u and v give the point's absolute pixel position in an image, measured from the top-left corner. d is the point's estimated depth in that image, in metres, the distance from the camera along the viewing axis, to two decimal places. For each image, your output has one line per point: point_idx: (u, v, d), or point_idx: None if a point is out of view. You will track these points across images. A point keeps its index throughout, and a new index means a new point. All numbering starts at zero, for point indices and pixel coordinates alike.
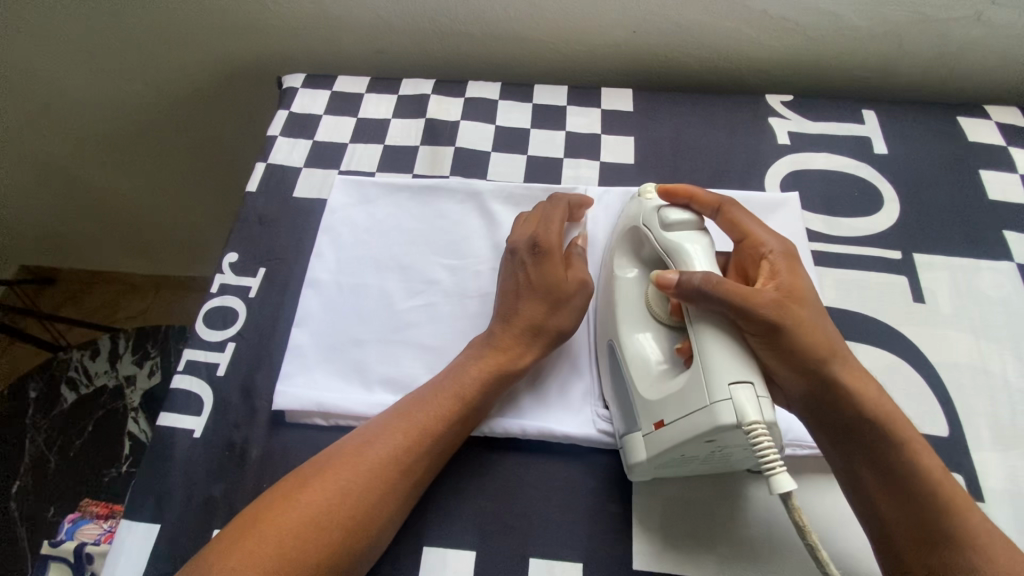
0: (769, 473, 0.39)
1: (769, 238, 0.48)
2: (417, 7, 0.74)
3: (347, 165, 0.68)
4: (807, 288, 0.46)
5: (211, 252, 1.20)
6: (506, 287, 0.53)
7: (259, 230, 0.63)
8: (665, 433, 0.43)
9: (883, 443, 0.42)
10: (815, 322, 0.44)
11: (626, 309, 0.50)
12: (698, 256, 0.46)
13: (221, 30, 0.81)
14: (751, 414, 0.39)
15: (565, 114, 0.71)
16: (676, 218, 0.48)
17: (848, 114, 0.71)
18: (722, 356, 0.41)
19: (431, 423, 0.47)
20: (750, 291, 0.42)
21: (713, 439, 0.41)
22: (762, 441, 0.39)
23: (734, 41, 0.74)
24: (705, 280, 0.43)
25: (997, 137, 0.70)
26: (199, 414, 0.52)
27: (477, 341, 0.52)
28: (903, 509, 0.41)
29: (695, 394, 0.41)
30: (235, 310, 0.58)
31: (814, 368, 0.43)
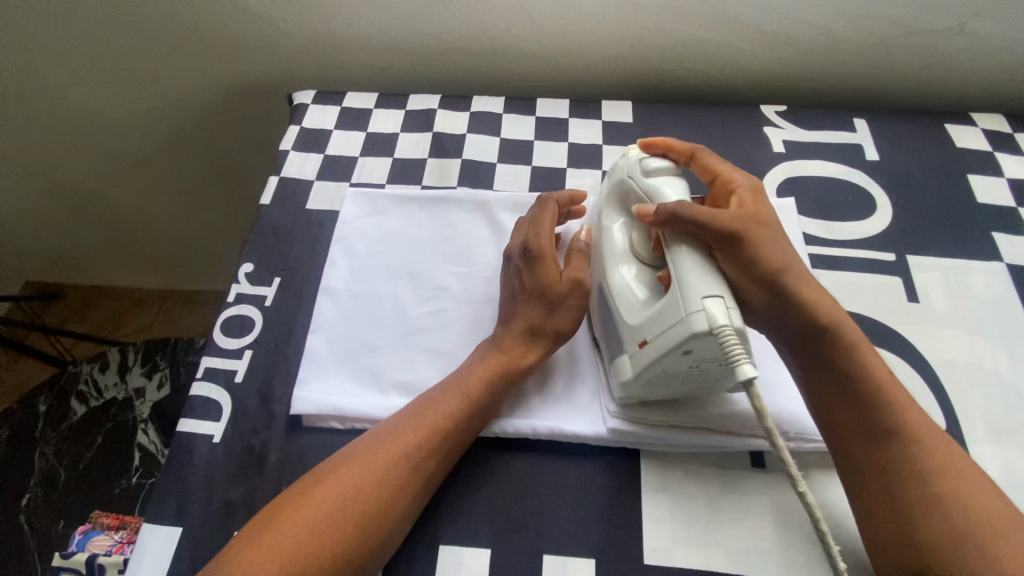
0: (734, 365, 0.41)
1: (735, 175, 0.54)
2: (424, 25, 0.77)
3: (358, 177, 0.70)
4: (769, 213, 0.51)
5: (218, 267, 1.22)
6: (507, 293, 0.56)
7: (273, 241, 0.65)
8: (648, 349, 0.45)
9: (839, 345, 0.47)
10: (774, 242, 0.49)
11: (609, 251, 0.53)
12: (673, 194, 0.51)
13: (232, 49, 0.84)
14: (721, 320, 0.42)
15: (567, 126, 0.74)
16: (656, 165, 0.54)
17: (840, 123, 0.74)
18: (693, 270, 0.45)
19: (441, 422, 0.49)
20: (713, 211, 0.48)
21: (690, 350, 0.43)
22: (732, 346, 0.41)
23: (730, 54, 0.76)
24: (677, 206, 0.48)
25: (983, 143, 0.73)
26: (218, 420, 0.54)
27: (484, 345, 0.54)
28: (854, 408, 0.46)
29: (672, 309, 0.44)
30: (251, 318, 0.59)
31: (772, 279, 0.48)
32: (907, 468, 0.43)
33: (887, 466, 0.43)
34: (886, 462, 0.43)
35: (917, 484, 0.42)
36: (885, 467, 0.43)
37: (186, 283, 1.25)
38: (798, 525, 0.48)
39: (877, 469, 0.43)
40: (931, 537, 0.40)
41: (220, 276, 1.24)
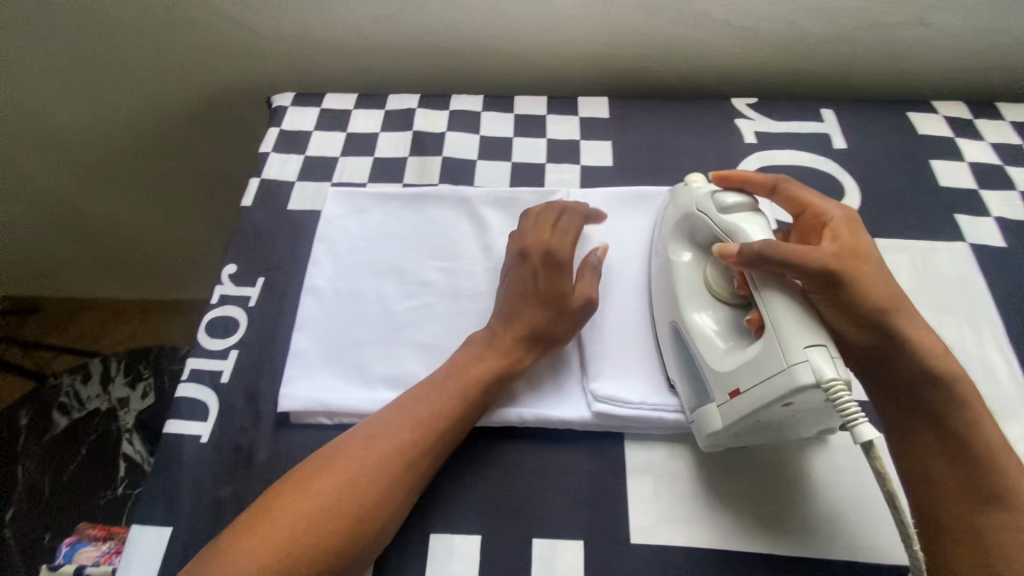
0: (852, 423, 0.41)
1: (826, 207, 0.52)
2: (401, 27, 0.78)
3: (339, 177, 0.70)
4: (868, 249, 0.50)
5: (199, 276, 1.21)
6: (515, 289, 0.56)
7: (256, 242, 0.65)
8: (741, 400, 0.45)
9: (947, 396, 0.47)
10: (879, 281, 0.48)
11: (684, 290, 0.53)
12: (756, 232, 0.49)
13: (209, 54, 0.84)
14: (829, 373, 0.41)
15: (545, 123, 0.75)
16: (732, 202, 0.52)
17: (809, 113, 0.76)
18: (790, 318, 0.44)
19: (436, 418, 0.49)
20: (809, 251, 0.46)
21: (790, 402, 0.43)
22: (841, 397, 0.41)
23: (701, 49, 0.79)
24: (762, 245, 0.46)
25: (944, 130, 0.76)
26: (206, 420, 0.54)
27: (478, 337, 0.55)
28: (953, 460, 0.46)
29: (770, 359, 0.44)
30: (236, 319, 0.59)
31: (880, 322, 0.47)
32: (999, 530, 0.44)
33: (981, 526, 0.44)
34: (979, 521, 0.44)
35: (1012, 548, 0.43)
36: (976, 527, 0.44)
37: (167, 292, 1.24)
38: (777, 499, 0.50)
39: (968, 526, 0.44)
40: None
41: (201, 286, 1.23)
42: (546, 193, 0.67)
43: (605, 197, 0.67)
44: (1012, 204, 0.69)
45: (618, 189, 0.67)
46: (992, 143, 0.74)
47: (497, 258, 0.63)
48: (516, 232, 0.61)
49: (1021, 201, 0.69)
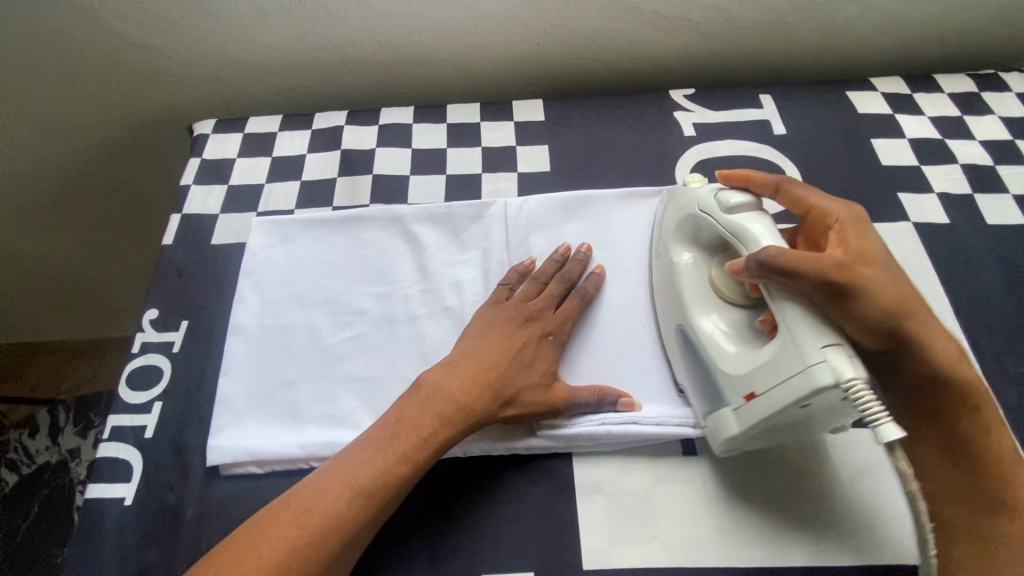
0: (875, 423, 0.39)
1: (830, 206, 0.49)
2: (322, 42, 0.75)
3: (265, 206, 0.67)
4: (878, 252, 0.46)
5: (126, 309, 1.10)
6: (509, 350, 0.52)
7: (178, 284, 0.61)
8: (758, 404, 0.44)
9: (965, 401, 0.45)
10: (893, 285, 0.44)
11: (691, 295, 0.52)
12: (762, 235, 0.47)
13: (121, 82, 0.79)
14: (848, 373, 0.40)
15: (479, 130, 0.73)
16: (738, 201, 0.50)
17: (747, 100, 0.75)
18: (805, 322, 0.43)
19: (413, 453, 0.46)
20: (809, 256, 0.43)
21: (808, 404, 0.42)
22: (864, 399, 0.39)
23: (634, 42, 0.77)
24: (768, 253, 0.44)
25: (883, 106, 0.75)
26: (129, 481, 0.50)
27: (429, 376, 0.51)
28: (962, 468, 0.44)
29: (787, 360, 0.42)
30: (159, 369, 0.56)
31: (894, 331, 0.43)
32: (1012, 541, 0.42)
33: (992, 536, 0.42)
34: (992, 530, 0.43)
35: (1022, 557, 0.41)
36: (988, 536, 0.43)
37: (124, 323, 1.12)
38: (741, 507, 0.49)
39: (981, 536, 0.43)
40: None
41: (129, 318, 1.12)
42: (481, 206, 0.64)
43: (543, 204, 0.64)
44: (954, 177, 0.68)
45: (556, 195, 0.65)
46: (931, 116, 0.74)
47: (434, 277, 0.60)
48: (514, 291, 0.58)
49: (962, 174, 0.69)
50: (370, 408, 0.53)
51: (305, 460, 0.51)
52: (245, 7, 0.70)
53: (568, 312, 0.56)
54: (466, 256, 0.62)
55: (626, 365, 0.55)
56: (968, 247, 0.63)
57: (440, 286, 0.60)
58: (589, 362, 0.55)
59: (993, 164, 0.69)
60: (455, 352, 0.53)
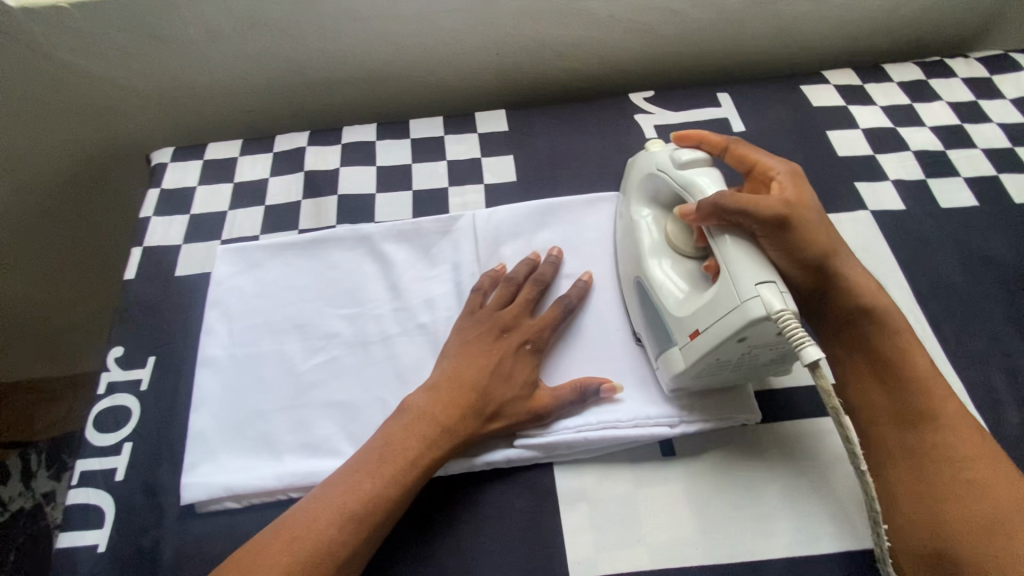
0: (797, 348, 0.41)
1: (773, 162, 0.53)
2: (280, 62, 0.74)
3: (229, 233, 0.66)
4: (811, 199, 0.51)
5: (90, 339, 1.02)
6: (485, 360, 0.52)
7: (144, 319, 0.60)
8: (700, 340, 0.46)
9: (885, 327, 0.50)
10: (818, 226, 0.50)
11: (648, 245, 0.54)
12: (709, 186, 0.50)
13: (74, 114, 0.78)
14: (778, 306, 0.42)
15: (443, 143, 0.73)
16: (688, 157, 0.52)
17: (705, 99, 0.76)
18: (743, 260, 0.45)
19: (405, 474, 0.46)
20: (756, 198, 0.47)
21: (745, 336, 0.43)
22: (791, 328, 0.41)
23: (592, 48, 0.78)
24: (720, 196, 0.46)
25: (837, 98, 0.77)
26: (101, 526, 0.49)
27: (411, 400, 0.50)
28: (892, 391, 0.48)
29: (724, 297, 0.44)
30: (127, 408, 0.55)
31: (818, 264, 0.49)
32: (936, 453, 0.45)
33: (920, 449, 0.45)
34: (922, 445, 0.45)
35: (947, 465, 0.44)
36: (914, 449, 0.45)
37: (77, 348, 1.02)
38: (727, 500, 0.50)
39: (909, 452, 0.46)
40: (961, 526, 0.41)
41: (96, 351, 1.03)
42: (449, 220, 0.64)
43: (511, 213, 0.64)
44: (907, 164, 0.70)
45: (525, 204, 0.65)
46: (882, 106, 0.76)
47: (405, 295, 0.60)
48: (485, 299, 0.58)
49: (915, 160, 0.71)
50: (347, 434, 0.52)
51: (283, 491, 0.50)
52: (198, 31, 0.69)
53: (548, 318, 0.55)
54: (436, 272, 0.62)
55: (602, 369, 0.55)
56: (924, 230, 0.65)
57: (413, 303, 0.60)
58: (567, 367, 0.55)
59: (944, 149, 0.72)
60: (435, 374, 0.52)
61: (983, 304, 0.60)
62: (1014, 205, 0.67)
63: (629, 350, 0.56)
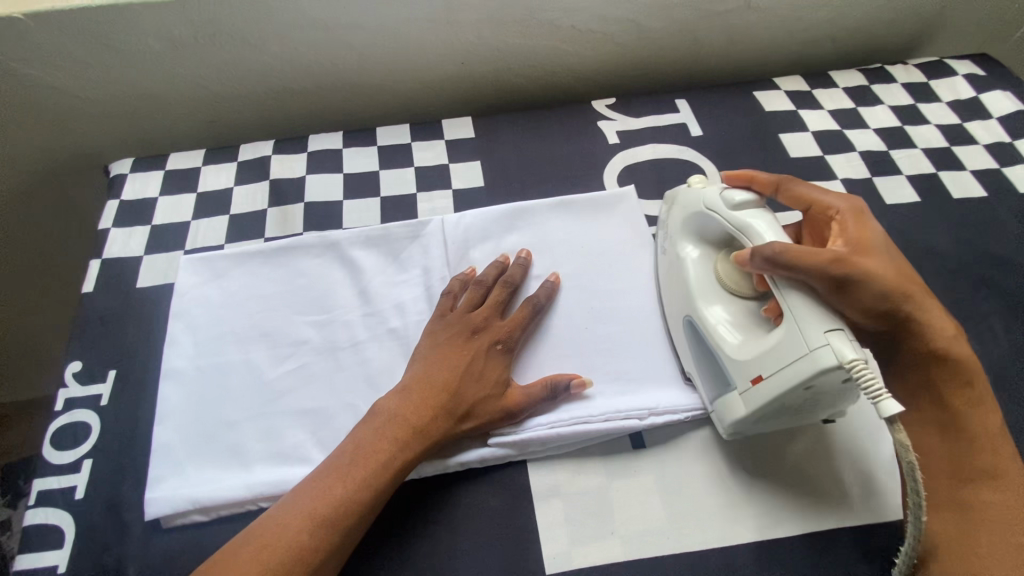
0: (877, 400, 0.41)
1: (832, 201, 0.52)
2: (243, 71, 0.73)
3: (192, 244, 0.65)
4: (875, 239, 0.49)
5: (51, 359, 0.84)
6: (456, 368, 0.52)
7: (103, 332, 0.58)
8: (764, 387, 0.46)
9: (959, 378, 0.47)
10: (888, 270, 0.47)
11: (696, 287, 0.54)
12: (766, 230, 0.50)
13: (26, 121, 0.75)
14: (849, 354, 0.42)
15: (410, 150, 0.73)
16: (741, 199, 0.52)
17: (665, 106, 0.79)
18: (808, 308, 0.45)
19: (376, 476, 0.46)
20: (818, 250, 0.45)
21: (812, 385, 0.44)
22: (866, 377, 0.41)
23: (555, 57, 0.80)
24: (776, 247, 0.46)
25: (788, 103, 0.81)
26: (61, 546, 0.47)
27: (382, 403, 0.50)
28: (954, 441, 0.46)
29: (793, 344, 0.44)
30: (87, 424, 0.53)
31: (887, 310, 0.46)
32: (985, 513, 0.44)
33: (972, 506, 0.44)
34: (979, 503, 0.44)
35: (998, 529, 0.43)
36: (967, 504, 0.44)
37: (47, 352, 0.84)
38: (696, 489, 0.51)
39: (961, 507, 0.44)
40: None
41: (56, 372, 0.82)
42: (417, 225, 0.64)
43: (480, 217, 0.65)
44: (854, 164, 0.74)
45: (492, 208, 0.66)
46: (829, 110, 0.80)
47: (375, 300, 0.60)
48: (456, 304, 0.58)
49: (861, 160, 0.75)
50: (318, 440, 0.52)
51: (253, 501, 0.49)
52: (160, 42, 0.68)
53: (517, 319, 0.56)
54: (406, 276, 0.62)
55: (572, 365, 0.56)
56: None
57: (383, 308, 0.60)
58: (538, 365, 0.56)
59: (887, 150, 0.76)
60: (407, 376, 0.52)
61: None
62: (952, 200, 0.71)
63: (596, 347, 0.58)
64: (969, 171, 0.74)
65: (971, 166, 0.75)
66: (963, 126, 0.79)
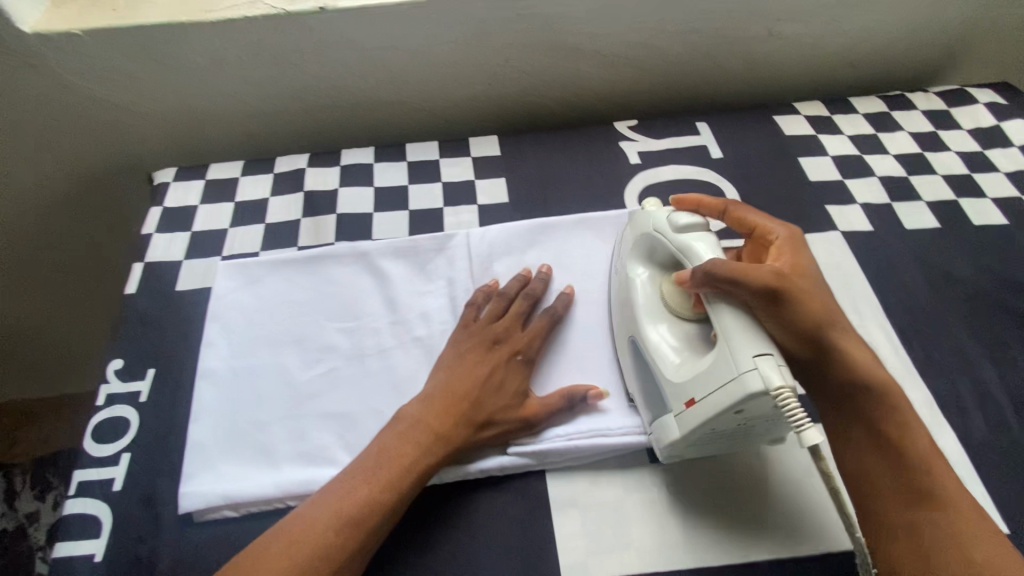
0: (799, 428, 0.42)
1: (773, 226, 0.55)
2: (282, 88, 0.77)
3: (230, 250, 0.68)
4: (807, 266, 0.52)
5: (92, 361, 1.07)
6: (480, 376, 0.53)
7: (144, 332, 0.61)
8: (696, 409, 0.46)
9: (882, 403, 0.49)
10: (813, 294, 0.50)
11: (644, 308, 0.54)
12: (706, 251, 0.51)
13: (76, 131, 0.79)
14: (776, 381, 0.42)
15: (438, 166, 0.76)
16: (686, 221, 0.53)
17: (686, 128, 0.81)
18: (740, 329, 0.45)
19: (398, 479, 0.47)
20: (751, 267, 0.48)
21: (742, 410, 0.44)
22: (790, 405, 0.42)
23: (581, 79, 0.82)
24: (712, 265, 0.48)
25: (808, 128, 0.82)
26: (99, 536, 0.49)
27: (408, 409, 0.52)
28: (894, 467, 0.47)
29: (723, 367, 0.45)
30: (126, 420, 0.55)
31: (812, 334, 0.49)
32: (941, 534, 0.43)
33: (923, 526, 0.44)
34: (926, 525, 0.44)
35: (950, 549, 0.43)
36: (917, 527, 0.44)
37: (90, 348, 1.05)
38: (715, 507, 0.52)
39: (912, 530, 0.44)
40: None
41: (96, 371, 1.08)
42: (443, 238, 0.67)
43: (504, 232, 0.67)
44: (873, 189, 0.75)
45: (515, 224, 0.68)
46: (850, 135, 0.81)
47: (401, 309, 0.62)
48: (479, 314, 0.60)
49: (881, 185, 0.76)
50: (344, 443, 0.54)
51: (281, 499, 0.51)
52: (205, 59, 0.72)
53: (537, 331, 0.58)
54: (432, 287, 0.64)
55: (591, 379, 0.58)
56: (892, 249, 0.69)
57: (409, 317, 0.62)
58: (558, 377, 0.58)
59: (907, 176, 0.77)
60: (431, 383, 0.54)
61: (948, 319, 0.64)
62: (972, 227, 0.72)
63: (611, 362, 0.59)
64: (989, 198, 0.75)
65: (992, 194, 0.75)
66: (984, 153, 0.80)
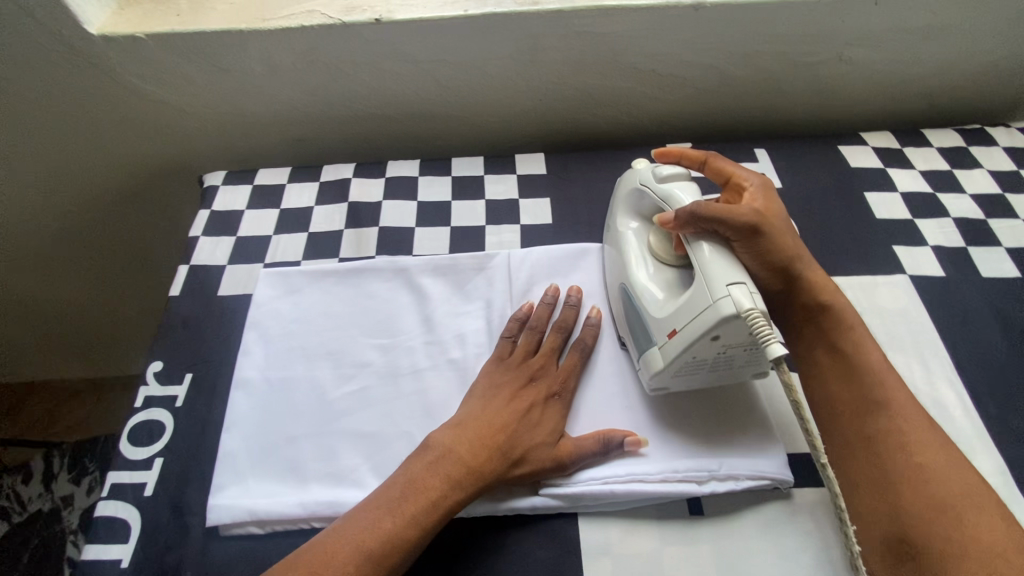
0: (766, 343, 0.42)
1: (747, 175, 0.56)
2: (333, 97, 0.77)
3: (272, 257, 0.68)
4: (779, 208, 0.54)
5: (134, 348, 1.13)
6: (512, 416, 0.51)
7: (184, 336, 0.62)
8: (677, 339, 0.47)
9: (842, 326, 0.53)
10: (785, 229, 0.53)
11: (635, 254, 0.56)
12: (688, 198, 0.52)
13: (134, 132, 0.81)
14: (747, 304, 0.43)
15: (482, 183, 0.75)
16: (669, 172, 0.55)
17: (743, 154, 0.77)
18: (716, 260, 0.47)
19: (421, 513, 0.46)
20: (732, 208, 0.49)
21: (718, 336, 0.44)
22: (760, 326, 0.42)
23: (634, 98, 0.80)
24: (697, 205, 0.48)
25: (875, 160, 0.77)
26: (127, 542, 0.49)
27: (438, 436, 0.50)
28: (849, 384, 0.50)
29: (699, 297, 0.46)
30: (161, 423, 0.56)
31: (784, 267, 0.52)
32: (891, 442, 0.46)
33: (878, 438, 0.47)
34: (881, 434, 0.47)
35: (901, 454, 0.45)
36: (872, 438, 0.47)
37: (135, 336, 1.10)
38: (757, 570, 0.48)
39: (867, 441, 0.47)
40: (915, 504, 0.43)
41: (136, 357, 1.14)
42: (483, 259, 0.65)
43: (546, 255, 0.65)
44: (947, 230, 0.70)
45: (558, 246, 0.66)
46: (922, 170, 0.76)
47: (437, 329, 0.61)
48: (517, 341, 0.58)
49: (955, 227, 0.70)
50: (372, 466, 0.52)
51: (305, 520, 0.50)
52: (261, 66, 0.73)
53: (573, 368, 0.56)
54: (469, 307, 0.63)
55: (629, 419, 0.55)
56: (966, 298, 0.64)
57: (444, 337, 0.60)
58: (597, 418, 0.55)
59: (985, 218, 0.71)
60: (461, 413, 0.52)
61: None
62: None
63: (646, 397, 0.56)
64: None
65: None
66: None
